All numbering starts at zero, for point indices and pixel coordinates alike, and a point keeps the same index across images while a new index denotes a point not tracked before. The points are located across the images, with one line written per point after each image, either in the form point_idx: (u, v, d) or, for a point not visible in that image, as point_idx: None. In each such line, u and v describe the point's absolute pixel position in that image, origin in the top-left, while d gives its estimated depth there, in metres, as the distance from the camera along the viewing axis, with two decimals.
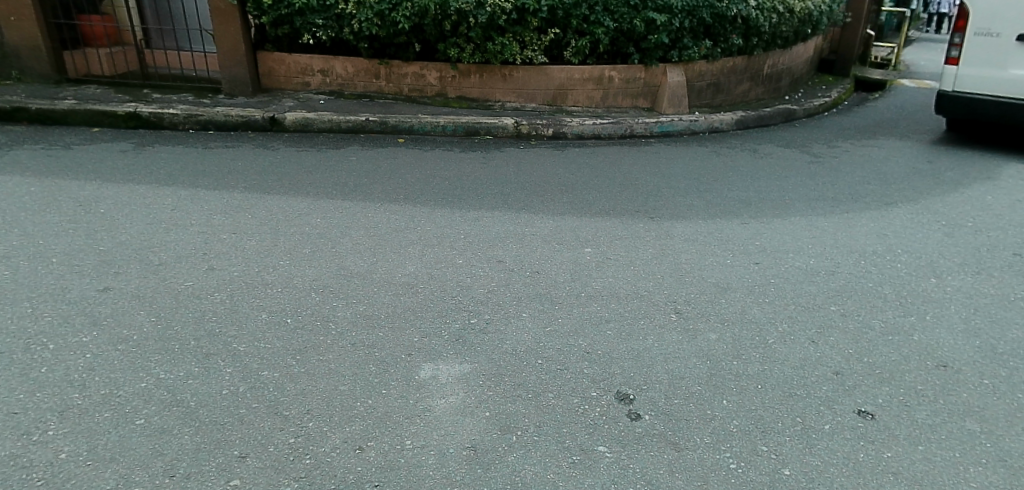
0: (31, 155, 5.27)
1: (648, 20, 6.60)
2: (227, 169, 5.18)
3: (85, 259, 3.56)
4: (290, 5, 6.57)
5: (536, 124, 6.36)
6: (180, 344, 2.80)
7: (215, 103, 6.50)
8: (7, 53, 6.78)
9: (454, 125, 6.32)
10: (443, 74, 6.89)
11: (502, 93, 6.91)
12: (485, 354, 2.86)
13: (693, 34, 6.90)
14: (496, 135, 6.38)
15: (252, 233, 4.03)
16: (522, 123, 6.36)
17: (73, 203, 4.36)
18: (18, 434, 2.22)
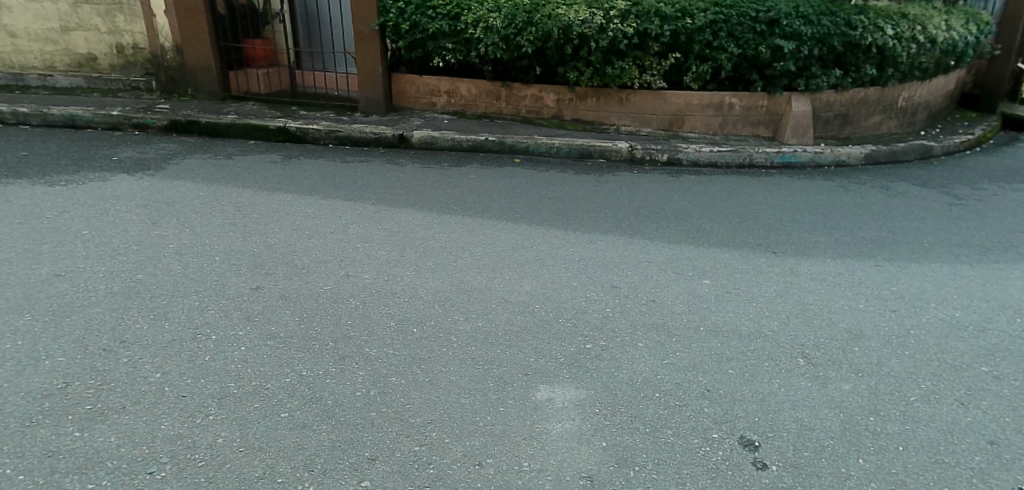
0: (197, 163, 5.87)
1: (774, 47, 6.37)
2: (361, 183, 5.52)
3: (241, 260, 3.92)
4: (424, 30, 6.92)
5: (651, 149, 6.30)
6: (319, 344, 3.02)
7: (351, 120, 6.97)
8: (184, 73, 7.57)
9: (569, 148, 6.39)
10: (560, 97, 6.98)
11: (618, 117, 6.92)
12: (601, 381, 2.87)
13: (821, 63, 6.60)
14: (609, 158, 6.38)
15: (382, 243, 4.27)
16: (637, 148, 6.33)
17: (232, 207, 4.81)
18: (186, 415, 2.47)
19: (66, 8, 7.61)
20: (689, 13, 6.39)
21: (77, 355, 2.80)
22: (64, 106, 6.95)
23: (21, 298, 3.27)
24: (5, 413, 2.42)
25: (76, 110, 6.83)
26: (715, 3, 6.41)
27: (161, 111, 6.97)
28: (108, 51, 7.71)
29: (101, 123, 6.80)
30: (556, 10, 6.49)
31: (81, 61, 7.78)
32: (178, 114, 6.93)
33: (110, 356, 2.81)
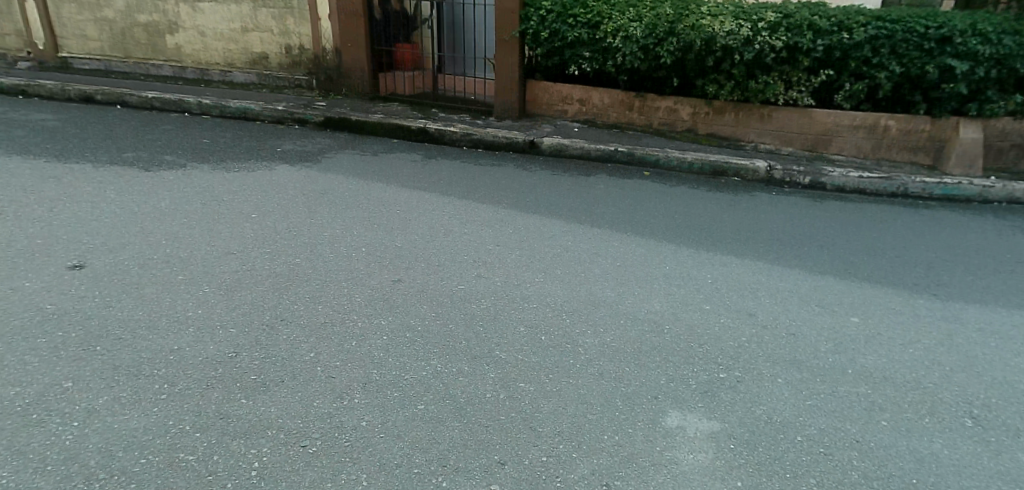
0: (347, 158, 6.27)
1: (944, 67, 5.79)
2: (497, 187, 5.65)
3: (385, 252, 4.13)
4: (564, 38, 6.95)
5: (791, 170, 5.94)
6: (454, 341, 3.12)
7: (486, 125, 7.15)
8: (340, 73, 8.12)
9: (702, 164, 6.17)
10: (696, 110, 6.74)
11: (757, 134, 6.57)
12: (737, 414, 2.74)
13: (1001, 86, 5.86)
14: (743, 178, 6.09)
15: (513, 247, 4.34)
16: (776, 168, 5.99)
17: (377, 202, 5.09)
18: (335, 395, 2.64)
19: (247, 9, 8.23)
20: (847, 28, 5.95)
21: (243, 328, 3.08)
22: (239, 99, 7.62)
23: (198, 272, 3.63)
24: (184, 374, 2.70)
25: (249, 104, 7.47)
26: (877, 17, 5.95)
27: (318, 108, 7.50)
28: (278, 50, 8.30)
29: (268, 116, 7.41)
30: (700, 21, 6.27)
31: (254, 59, 8.41)
32: (331, 111, 7.42)
33: (272, 332, 3.07)
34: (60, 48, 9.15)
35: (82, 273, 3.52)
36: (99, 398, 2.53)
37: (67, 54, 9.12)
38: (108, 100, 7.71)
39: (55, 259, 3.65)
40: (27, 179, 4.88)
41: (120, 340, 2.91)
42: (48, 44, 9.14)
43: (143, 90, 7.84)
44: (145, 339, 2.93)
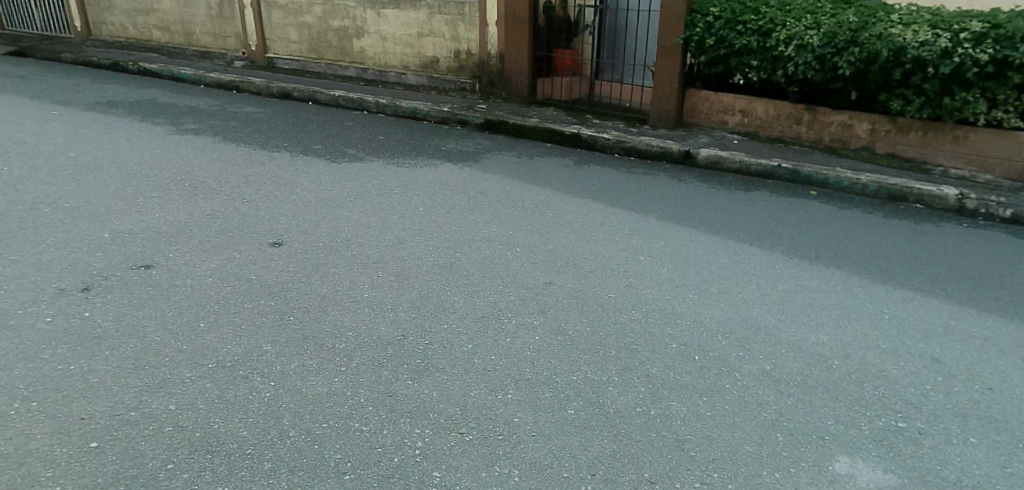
0: (505, 160, 6.45)
1: None
2: (651, 196, 5.54)
3: (539, 254, 4.20)
4: (730, 46, 6.61)
5: (988, 200, 5.25)
6: (604, 350, 3.10)
7: (641, 132, 7.03)
8: (501, 76, 8.32)
9: (877, 186, 5.64)
10: (875, 127, 6.18)
11: (947, 157, 5.89)
12: (917, 470, 2.48)
13: None
14: (927, 205, 5.50)
15: (667, 259, 4.24)
16: (969, 197, 5.33)
17: (533, 204, 5.18)
18: (490, 389, 2.74)
19: (424, 16, 8.61)
20: None
21: (408, 314, 3.28)
22: (410, 101, 8.09)
23: (372, 257, 3.93)
24: (358, 351, 2.93)
25: (419, 105, 7.92)
26: None
27: (479, 110, 7.77)
28: (448, 55, 8.64)
29: (435, 116, 7.80)
30: (889, 30, 5.71)
31: (426, 63, 8.82)
32: (491, 113, 7.64)
33: (434, 320, 3.25)
34: (267, 49, 9.97)
35: (277, 250, 3.93)
36: (290, 363, 2.81)
37: (272, 55, 9.93)
38: (302, 97, 8.53)
39: (258, 236, 4.11)
40: (237, 164, 5.55)
41: (307, 313, 3.22)
42: (257, 45, 9.99)
43: (330, 89, 8.58)
44: (327, 315, 3.22)
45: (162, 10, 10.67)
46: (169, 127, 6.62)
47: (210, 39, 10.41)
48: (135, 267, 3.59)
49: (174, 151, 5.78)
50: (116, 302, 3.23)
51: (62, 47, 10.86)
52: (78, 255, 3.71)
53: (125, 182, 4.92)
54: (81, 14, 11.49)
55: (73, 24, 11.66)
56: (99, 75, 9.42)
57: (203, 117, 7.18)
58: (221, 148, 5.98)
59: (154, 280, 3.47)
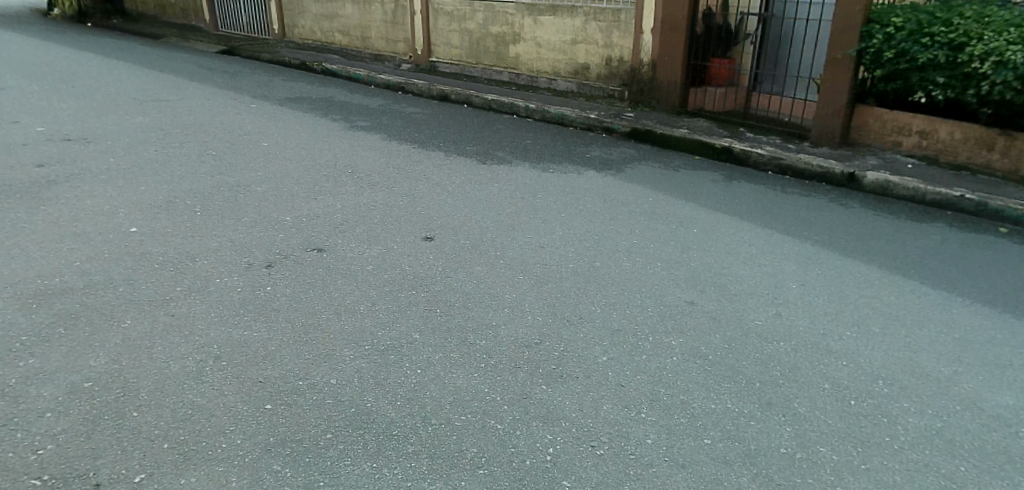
0: (651, 171, 6.33)
1: None
2: (806, 219, 5.20)
3: (682, 271, 4.09)
4: (912, 60, 6.03)
5: None
6: (746, 380, 2.96)
7: (800, 150, 6.61)
8: (653, 85, 8.16)
9: None
10: None
11: None
12: None
13: None
14: None
15: (821, 290, 3.96)
16: None
17: (678, 219, 5.05)
18: (623, 405, 2.71)
19: (579, 23, 8.65)
20: None
21: (546, 319, 3.33)
22: (558, 106, 8.17)
23: (516, 259, 4.03)
24: (497, 350, 3.02)
25: (566, 111, 7.98)
26: None
27: (627, 119, 7.69)
28: (599, 62, 8.62)
29: (581, 122, 7.82)
30: None
31: (577, 69, 8.86)
32: (639, 123, 7.53)
33: (571, 328, 3.27)
34: (431, 53, 10.50)
35: (427, 244, 4.15)
36: (436, 354, 2.95)
37: (435, 59, 10.46)
38: (458, 99, 8.92)
39: (414, 229, 4.36)
40: (399, 160, 5.92)
41: (452, 308, 3.37)
42: (423, 49, 10.56)
43: (484, 92, 8.89)
44: (470, 311, 3.35)
45: (344, 16, 11.60)
46: (343, 123, 7.21)
47: (382, 43, 11.16)
48: (309, 249, 3.95)
49: (346, 145, 6.28)
50: (290, 280, 3.57)
51: (259, 47, 12.15)
52: (262, 234, 4.15)
53: (303, 171, 5.42)
54: (277, 18, 12.79)
55: (270, 27, 13.00)
56: (287, 73, 10.44)
57: (372, 115, 7.72)
58: (386, 145, 6.41)
59: (324, 263, 3.79)
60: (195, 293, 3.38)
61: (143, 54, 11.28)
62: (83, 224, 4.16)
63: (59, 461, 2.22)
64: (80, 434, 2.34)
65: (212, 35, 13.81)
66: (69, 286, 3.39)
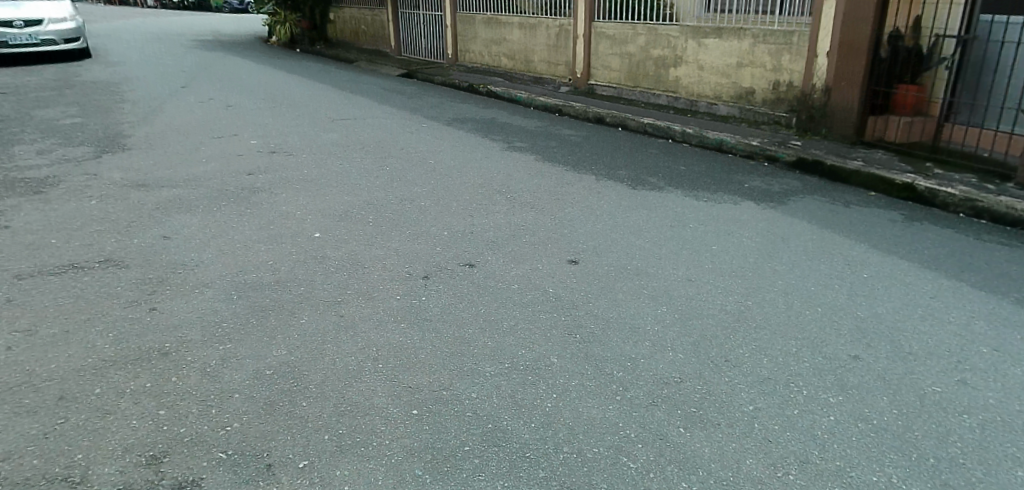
0: (816, 205, 5.95)
1: None
2: (1003, 273, 4.62)
3: (847, 319, 3.80)
4: None
5: None
6: (916, 453, 2.70)
7: (1000, 191, 5.87)
8: (826, 111, 7.59)
9: None
10: None
11: None
12: None
13: None
14: None
15: (1017, 357, 3.49)
16: None
17: (845, 261, 4.70)
18: (769, 463, 2.58)
19: (747, 46, 8.33)
20: None
21: (691, 357, 3.25)
22: (718, 131, 7.93)
23: (663, 290, 3.98)
24: (637, 384, 3.00)
25: (726, 137, 7.72)
26: None
27: (793, 147, 7.27)
28: (766, 87, 8.24)
29: (741, 150, 7.53)
30: None
31: (741, 94, 8.55)
32: (808, 152, 7.08)
33: (715, 370, 3.17)
34: (590, 76, 10.63)
35: (574, 267, 4.21)
36: (574, 380, 3.00)
37: (594, 82, 10.57)
38: (614, 122, 8.94)
39: (560, 252, 4.45)
40: (551, 181, 6.06)
41: (594, 334, 3.40)
42: (582, 72, 10.71)
43: (641, 115, 8.84)
44: (612, 340, 3.36)
45: (510, 40, 12.08)
46: (501, 144, 7.50)
47: (544, 66, 11.46)
48: (461, 264, 4.17)
49: (503, 165, 6.54)
50: (444, 292, 3.79)
51: (432, 70, 13.00)
52: (424, 246, 4.44)
53: (464, 188, 5.73)
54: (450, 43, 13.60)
55: (444, 51, 13.86)
56: (454, 94, 11.07)
57: (529, 136, 7.97)
58: (541, 166, 6.59)
59: (475, 278, 3.98)
60: (361, 297, 3.70)
61: (333, 76, 12.52)
62: (277, 227, 4.71)
63: (242, 438, 2.53)
64: (260, 416, 2.65)
65: (392, 59, 14.99)
66: (261, 282, 3.85)
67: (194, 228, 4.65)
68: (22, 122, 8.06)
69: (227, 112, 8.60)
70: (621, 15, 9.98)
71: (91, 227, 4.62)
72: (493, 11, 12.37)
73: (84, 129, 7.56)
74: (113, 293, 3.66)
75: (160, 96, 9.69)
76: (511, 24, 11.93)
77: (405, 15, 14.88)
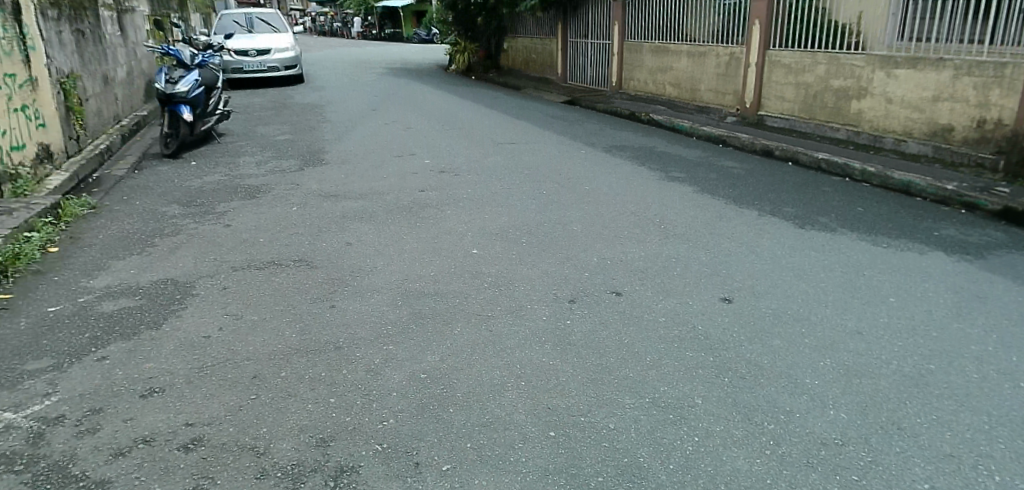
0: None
1: None
2: None
3: None
4: None
5: None
6: None
7: None
8: None
9: None
10: None
11: None
12: None
13: None
14: None
15: None
16: None
17: None
18: None
19: (947, 78, 7.55)
20: None
21: (855, 419, 2.96)
22: (905, 172, 7.28)
23: (825, 340, 3.66)
24: (791, 440, 2.81)
25: (915, 178, 7.06)
26: None
27: (999, 194, 6.45)
28: (968, 124, 7.41)
29: (933, 194, 6.86)
30: None
31: (936, 131, 7.76)
32: (1017, 201, 6.25)
33: (885, 439, 2.83)
34: (760, 107, 10.15)
35: (727, 305, 4.07)
36: (719, 426, 2.90)
37: (764, 112, 10.07)
38: (783, 156, 8.51)
39: (712, 288, 4.31)
40: (710, 215, 5.90)
41: (743, 379, 3.25)
42: (752, 102, 10.25)
43: (816, 151, 8.33)
44: (764, 388, 3.18)
45: (676, 68, 11.89)
46: (661, 173, 7.44)
47: (710, 95, 11.12)
48: (608, 292, 4.21)
49: (661, 195, 6.48)
50: (590, 318, 3.85)
51: (596, 98, 13.16)
52: (575, 271, 4.53)
53: (620, 217, 5.76)
54: (616, 71, 13.69)
55: (609, 78, 13.96)
56: (617, 122, 11.14)
57: (689, 167, 7.83)
58: (700, 198, 6.45)
59: (620, 307, 4.00)
60: (511, 315, 3.86)
61: (502, 102, 13.13)
62: (441, 242, 5.04)
63: (395, 435, 2.75)
64: (413, 416, 2.88)
65: (558, 86, 15.38)
66: (424, 291, 4.16)
67: (370, 237, 5.12)
68: (244, 136, 9.35)
69: (406, 133, 9.34)
70: (799, 43, 9.40)
71: (289, 230, 5.25)
72: (660, 38, 12.25)
73: (291, 145, 8.62)
74: (301, 289, 4.14)
75: (352, 117, 10.76)
76: (678, 52, 11.73)
77: (573, 43, 15.20)
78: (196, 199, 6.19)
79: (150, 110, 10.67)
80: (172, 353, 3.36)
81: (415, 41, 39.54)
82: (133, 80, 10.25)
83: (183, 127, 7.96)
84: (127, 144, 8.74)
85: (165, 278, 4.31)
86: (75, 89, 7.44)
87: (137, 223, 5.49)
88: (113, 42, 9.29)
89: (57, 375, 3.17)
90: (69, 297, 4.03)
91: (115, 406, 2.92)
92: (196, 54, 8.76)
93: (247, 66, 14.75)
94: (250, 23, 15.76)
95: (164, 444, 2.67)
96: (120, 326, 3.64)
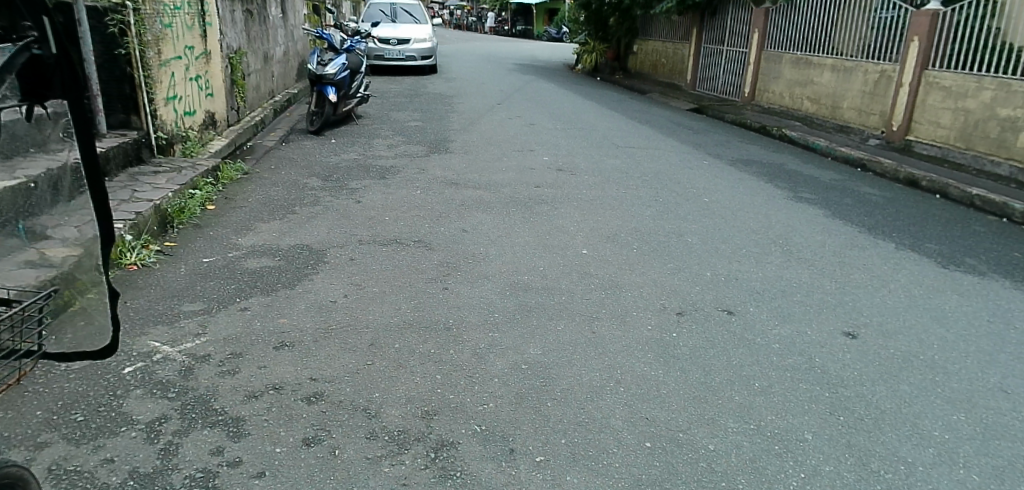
0: None
1: None
2: None
3: None
4: None
5: None
6: None
7: None
8: None
9: None
10: None
11: None
12: None
13: None
14: None
15: None
16: None
17: None
18: None
19: None
20: None
21: (989, 483, 2.69)
22: None
23: (962, 394, 3.32)
24: None
25: None
26: None
27: None
28: None
29: None
30: None
31: None
32: None
33: None
34: (909, 131, 9.36)
35: (850, 337, 3.84)
36: (828, 465, 2.75)
37: (913, 137, 9.29)
38: (931, 188, 7.85)
39: (835, 320, 4.06)
40: (840, 242, 5.57)
41: (862, 422, 3.05)
42: (900, 125, 9.47)
43: (970, 184, 7.60)
44: (883, 433, 2.98)
45: (817, 83, 11.23)
46: (789, 193, 7.12)
47: (853, 114, 10.42)
48: (719, 309, 4.10)
49: (787, 216, 6.20)
50: (699, 332, 3.78)
51: (726, 108, 12.73)
52: (687, 283, 4.46)
53: (739, 233, 5.58)
54: (751, 81, 13.15)
55: (743, 89, 13.42)
56: (746, 135, 10.73)
57: (821, 189, 7.41)
58: (831, 223, 6.10)
59: (731, 325, 3.89)
60: (617, 319, 3.87)
61: (629, 105, 13.02)
62: (554, 239, 5.11)
63: (495, 419, 2.85)
64: (512, 404, 2.97)
65: (687, 93, 14.99)
66: (535, 285, 4.24)
67: (486, 227, 5.27)
68: (380, 119, 9.86)
69: (529, 129, 9.49)
70: (962, 65, 8.49)
71: (412, 212, 5.50)
72: (803, 50, 11.60)
73: (420, 131, 8.98)
74: (418, 269, 4.35)
75: (479, 110, 11.05)
76: (821, 65, 11.07)
77: (707, 49, 14.73)
78: (333, 174, 6.62)
79: (300, 88, 11.50)
80: (303, 313, 3.64)
81: (545, 38, 39.93)
82: (288, 60, 11.09)
83: (328, 107, 8.53)
84: (278, 118, 9.48)
85: (301, 244, 4.66)
86: (240, 64, 8.17)
87: (281, 191, 5.95)
88: (275, 23, 10.09)
89: (207, 318, 3.55)
90: (221, 251, 4.47)
91: (251, 354, 3.22)
92: (345, 39, 9.33)
93: (387, 53, 15.52)
94: (394, 13, 16.56)
95: (290, 394, 2.92)
96: (260, 282, 3.99)
